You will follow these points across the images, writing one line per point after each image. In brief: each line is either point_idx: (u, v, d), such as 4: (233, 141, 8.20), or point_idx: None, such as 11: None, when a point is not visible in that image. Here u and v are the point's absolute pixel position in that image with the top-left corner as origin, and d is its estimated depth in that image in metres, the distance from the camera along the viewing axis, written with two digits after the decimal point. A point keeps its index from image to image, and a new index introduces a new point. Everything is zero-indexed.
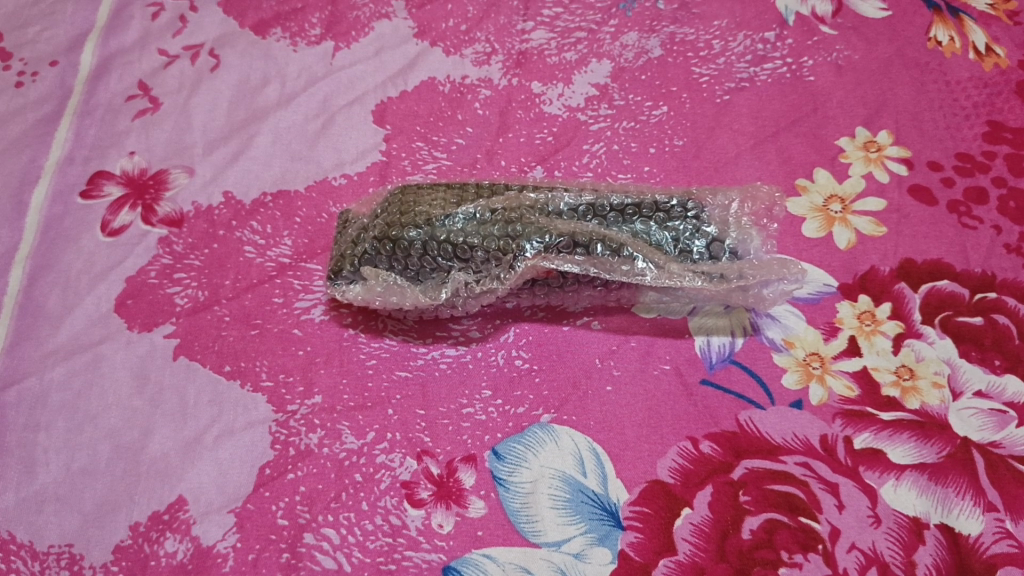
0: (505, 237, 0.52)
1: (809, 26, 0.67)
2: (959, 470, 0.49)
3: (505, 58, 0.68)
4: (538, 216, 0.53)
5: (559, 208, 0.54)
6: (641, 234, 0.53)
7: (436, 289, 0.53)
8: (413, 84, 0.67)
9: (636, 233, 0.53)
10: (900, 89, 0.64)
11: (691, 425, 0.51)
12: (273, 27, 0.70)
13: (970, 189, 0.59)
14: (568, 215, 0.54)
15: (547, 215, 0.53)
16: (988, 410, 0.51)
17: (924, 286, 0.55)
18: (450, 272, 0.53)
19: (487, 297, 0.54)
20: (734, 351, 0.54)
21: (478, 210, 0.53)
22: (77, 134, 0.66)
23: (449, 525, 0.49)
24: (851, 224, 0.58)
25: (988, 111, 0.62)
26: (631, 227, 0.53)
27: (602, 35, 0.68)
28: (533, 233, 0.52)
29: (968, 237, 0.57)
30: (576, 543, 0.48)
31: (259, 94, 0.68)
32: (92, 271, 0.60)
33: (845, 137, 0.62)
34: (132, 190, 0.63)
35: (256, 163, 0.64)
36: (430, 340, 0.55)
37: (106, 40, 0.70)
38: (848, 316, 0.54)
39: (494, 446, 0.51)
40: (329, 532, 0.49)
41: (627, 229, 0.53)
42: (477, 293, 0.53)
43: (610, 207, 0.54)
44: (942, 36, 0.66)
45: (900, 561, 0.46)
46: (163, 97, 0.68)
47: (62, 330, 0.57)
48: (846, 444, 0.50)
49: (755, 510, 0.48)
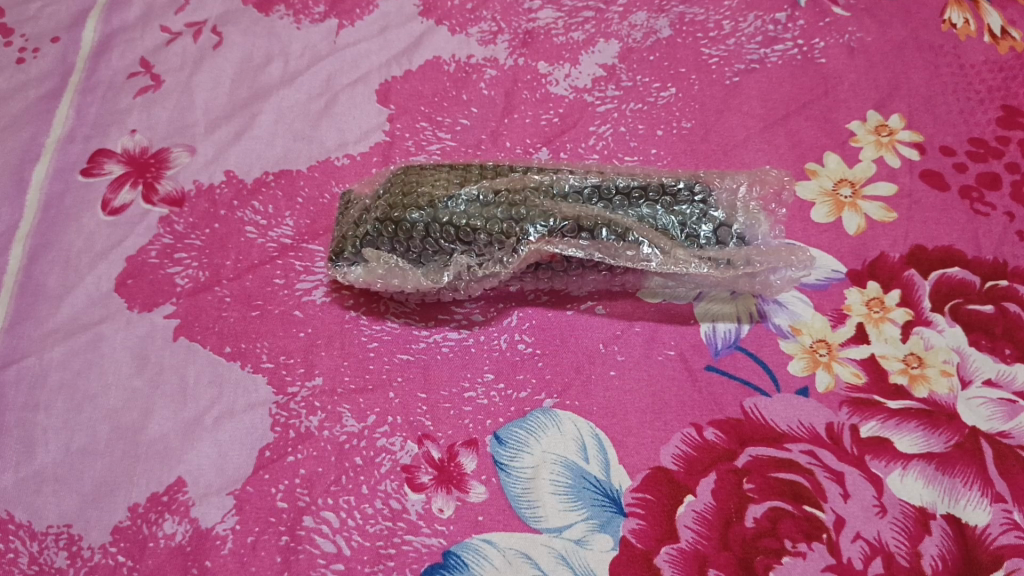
0: (509, 219, 0.51)
1: (821, 8, 0.66)
2: (966, 459, 0.48)
3: (511, 37, 0.67)
4: (544, 199, 0.52)
5: (564, 189, 0.53)
6: (647, 218, 0.52)
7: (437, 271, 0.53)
8: (418, 63, 0.66)
9: (642, 217, 0.52)
10: (912, 73, 0.63)
11: (696, 412, 0.51)
12: (277, 4, 0.69)
13: (983, 175, 0.58)
14: (573, 198, 0.53)
15: (552, 198, 0.52)
16: (997, 399, 0.50)
17: (935, 273, 0.54)
18: (452, 255, 0.52)
19: (490, 281, 0.53)
20: (740, 337, 0.53)
21: (481, 192, 0.52)
22: (79, 112, 0.66)
23: (450, 510, 0.48)
24: (861, 210, 0.57)
25: (1002, 96, 0.61)
26: (638, 212, 0.52)
27: (610, 15, 0.67)
28: (537, 216, 0.51)
29: (980, 223, 0.56)
30: (578, 530, 0.47)
31: (262, 72, 0.67)
32: (93, 250, 0.59)
33: (856, 121, 0.61)
34: (133, 169, 0.63)
35: (258, 142, 0.63)
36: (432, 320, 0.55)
37: (108, 17, 0.70)
38: (857, 304, 0.53)
39: (495, 431, 0.51)
40: (329, 515, 0.49)
41: (633, 213, 0.52)
42: (480, 277, 0.53)
43: (617, 190, 0.53)
44: (957, 19, 0.65)
45: (906, 552, 0.46)
46: (164, 74, 0.67)
47: (62, 310, 0.57)
48: (853, 433, 0.49)
49: (759, 498, 0.48)
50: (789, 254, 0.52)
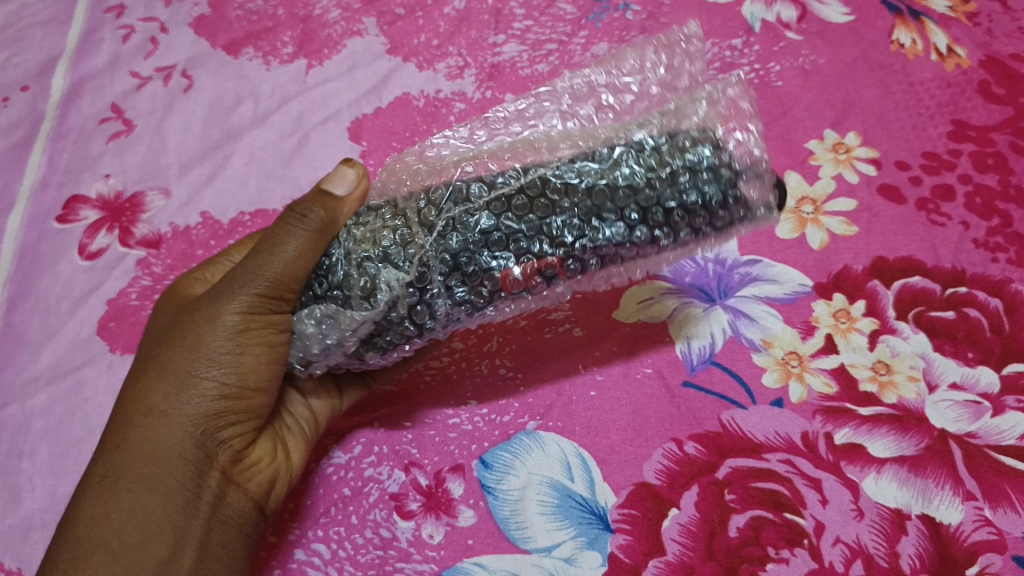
0: (401, 265, 0.43)
1: (775, 33, 0.68)
2: (938, 461, 0.50)
3: (478, 71, 0.69)
4: (489, 209, 0.44)
5: (450, 194, 0.44)
6: (601, 185, 0.44)
7: (331, 332, 0.45)
8: (387, 100, 0.68)
9: (599, 190, 0.44)
10: (865, 91, 0.65)
11: (675, 427, 0.52)
12: (245, 47, 0.70)
13: (938, 187, 0.60)
14: (539, 204, 0.44)
15: (499, 206, 0.44)
16: (964, 401, 0.52)
17: (897, 282, 0.56)
18: (341, 309, 0.44)
19: (428, 300, 0.44)
20: (714, 352, 0.54)
21: (468, 221, 0.44)
22: (51, 159, 0.66)
23: (440, 536, 0.49)
24: (823, 225, 0.59)
25: (952, 111, 0.64)
26: (553, 185, 0.44)
27: (573, 46, 0.69)
28: (498, 243, 0.44)
29: (937, 233, 0.58)
30: (566, 548, 0.48)
31: (232, 114, 0.68)
32: (72, 295, 0.60)
33: (814, 140, 0.63)
34: (108, 214, 0.64)
35: (232, 183, 0.64)
36: (383, 355, 0.48)
37: (77, 64, 0.70)
38: (824, 315, 0.55)
39: (481, 455, 0.52)
40: (320, 547, 0.50)
41: (568, 177, 0.44)
42: (418, 293, 0.44)
43: (591, 175, 0.44)
44: (905, 39, 0.67)
45: (884, 552, 0.47)
46: (136, 119, 0.68)
47: (43, 356, 0.58)
48: (827, 440, 0.51)
49: (741, 508, 0.49)
50: (761, 149, 0.46)
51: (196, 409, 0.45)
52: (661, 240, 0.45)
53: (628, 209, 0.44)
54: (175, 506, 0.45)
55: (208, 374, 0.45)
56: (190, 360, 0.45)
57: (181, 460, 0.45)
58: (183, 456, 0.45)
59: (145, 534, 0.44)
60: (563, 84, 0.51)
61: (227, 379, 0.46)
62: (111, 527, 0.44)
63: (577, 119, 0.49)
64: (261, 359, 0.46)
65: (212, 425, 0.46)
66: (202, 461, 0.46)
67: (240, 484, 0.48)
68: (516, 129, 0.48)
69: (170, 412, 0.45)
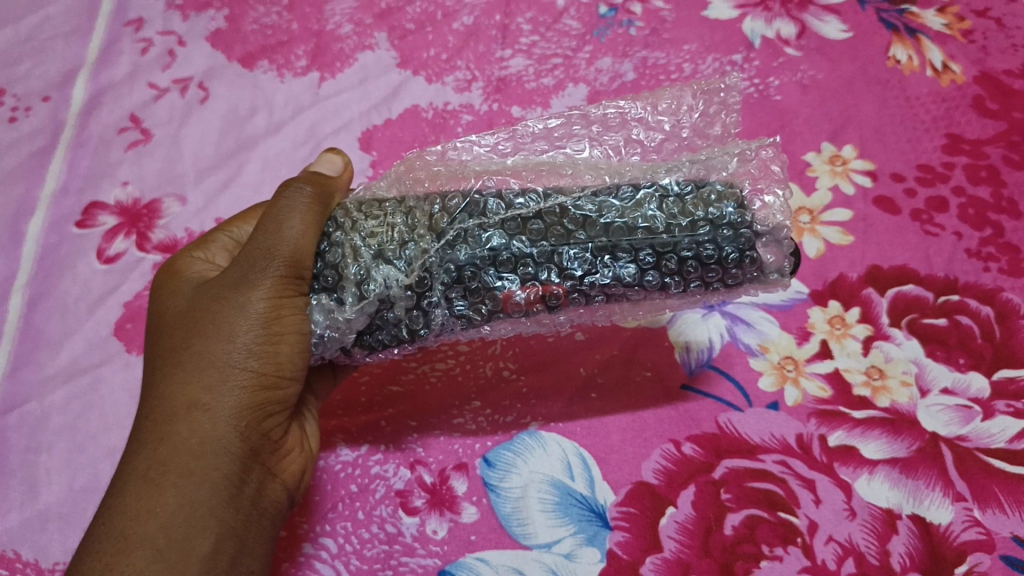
0: (401, 266, 0.44)
1: (774, 49, 0.70)
2: (929, 462, 0.51)
3: (485, 84, 0.71)
4: (497, 226, 0.44)
5: (465, 204, 0.45)
6: (619, 223, 0.44)
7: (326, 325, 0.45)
8: (397, 112, 0.70)
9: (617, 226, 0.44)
10: (862, 106, 0.67)
11: (673, 428, 0.53)
12: (260, 59, 0.72)
13: (932, 199, 0.62)
14: (551, 229, 0.44)
15: (508, 220, 0.44)
16: (954, 406, 0.53)
17: (891, 290, 0.58)
18: (337, 307, 0.45)
19: (423, 309, 0.45)
20: (713, 356, 0.56)
21: (473, 234, 0.44)
22: (71, 165, 0.68)
23: (443, 531, 0.51)
24: (820, 235, 0.60)
25: (946, 125, 0.65)
26: (572, 215, 0.44)
27: (577, 61, 0.71)
28: (503, 263, 0.44)
29: (930, 243, 0.59)
30: (566, 544, 0.50)
31: (247, 124, 0.70)
32: (90, 297, 0.62)
33: (812, 151, 0.65)
34: (126, 219, 0.66)
35: (246, 190, 0.67)
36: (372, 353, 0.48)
37: (96, 74, 0.72)
38: (820, 321, 0.57)
39: (485, 453, 0.53)
40: (328, 541, 0.51)
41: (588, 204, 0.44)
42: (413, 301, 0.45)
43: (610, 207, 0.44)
44: (901, 55, 0.69)
45: (875, 551, 0.49)
46: (154, 128, 0.70)
47: (61, 355, 0.60)
48: (821, 442, 0.52)
49: (736, 507, 0.50)
50: (790, 215, 0.44)
51: (236, 402, 0.44)
52: (671, 289, 0.44)
53: (640, 246, 0.43)
54: (219, 498, 0.43)
55: (244, 363, 0.44)
56: (224, 352, 0.44)
57: (223, 453, 0.43)
58: (227, 450, 0.44)
59: (190, 529, 0.42)
60: (597, 112, 0.51)
61: (263, 368, 0.44)
62: (155, 523, 0.42)
63: (603, 148, 0.49)
64: (295, 348, 0.45)
65: (251, 417, 0.45)
66: (246, 455, 0.45)
67: (276, 475, 0.48)
68: (543, 146, 0.50)
69: (213, 407, 0.43)
